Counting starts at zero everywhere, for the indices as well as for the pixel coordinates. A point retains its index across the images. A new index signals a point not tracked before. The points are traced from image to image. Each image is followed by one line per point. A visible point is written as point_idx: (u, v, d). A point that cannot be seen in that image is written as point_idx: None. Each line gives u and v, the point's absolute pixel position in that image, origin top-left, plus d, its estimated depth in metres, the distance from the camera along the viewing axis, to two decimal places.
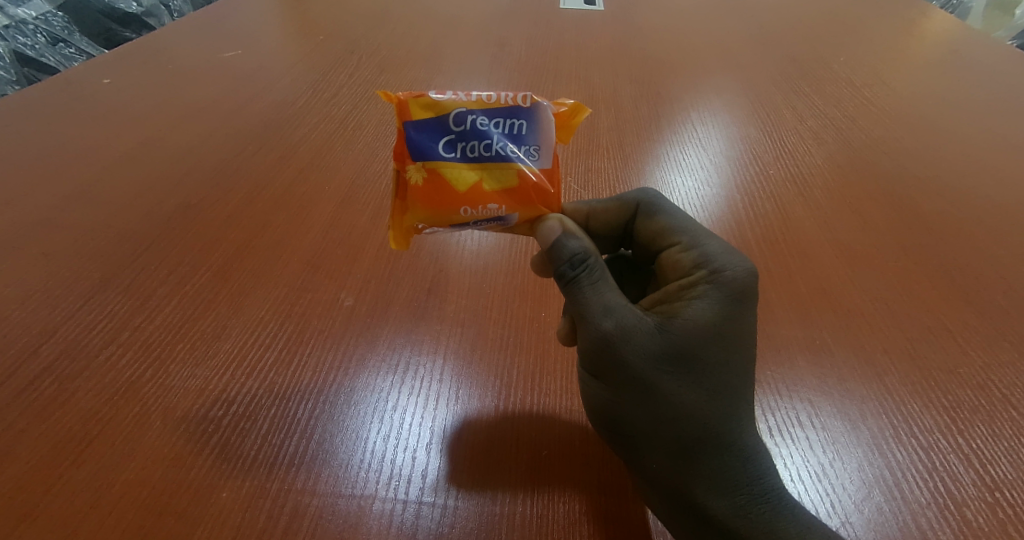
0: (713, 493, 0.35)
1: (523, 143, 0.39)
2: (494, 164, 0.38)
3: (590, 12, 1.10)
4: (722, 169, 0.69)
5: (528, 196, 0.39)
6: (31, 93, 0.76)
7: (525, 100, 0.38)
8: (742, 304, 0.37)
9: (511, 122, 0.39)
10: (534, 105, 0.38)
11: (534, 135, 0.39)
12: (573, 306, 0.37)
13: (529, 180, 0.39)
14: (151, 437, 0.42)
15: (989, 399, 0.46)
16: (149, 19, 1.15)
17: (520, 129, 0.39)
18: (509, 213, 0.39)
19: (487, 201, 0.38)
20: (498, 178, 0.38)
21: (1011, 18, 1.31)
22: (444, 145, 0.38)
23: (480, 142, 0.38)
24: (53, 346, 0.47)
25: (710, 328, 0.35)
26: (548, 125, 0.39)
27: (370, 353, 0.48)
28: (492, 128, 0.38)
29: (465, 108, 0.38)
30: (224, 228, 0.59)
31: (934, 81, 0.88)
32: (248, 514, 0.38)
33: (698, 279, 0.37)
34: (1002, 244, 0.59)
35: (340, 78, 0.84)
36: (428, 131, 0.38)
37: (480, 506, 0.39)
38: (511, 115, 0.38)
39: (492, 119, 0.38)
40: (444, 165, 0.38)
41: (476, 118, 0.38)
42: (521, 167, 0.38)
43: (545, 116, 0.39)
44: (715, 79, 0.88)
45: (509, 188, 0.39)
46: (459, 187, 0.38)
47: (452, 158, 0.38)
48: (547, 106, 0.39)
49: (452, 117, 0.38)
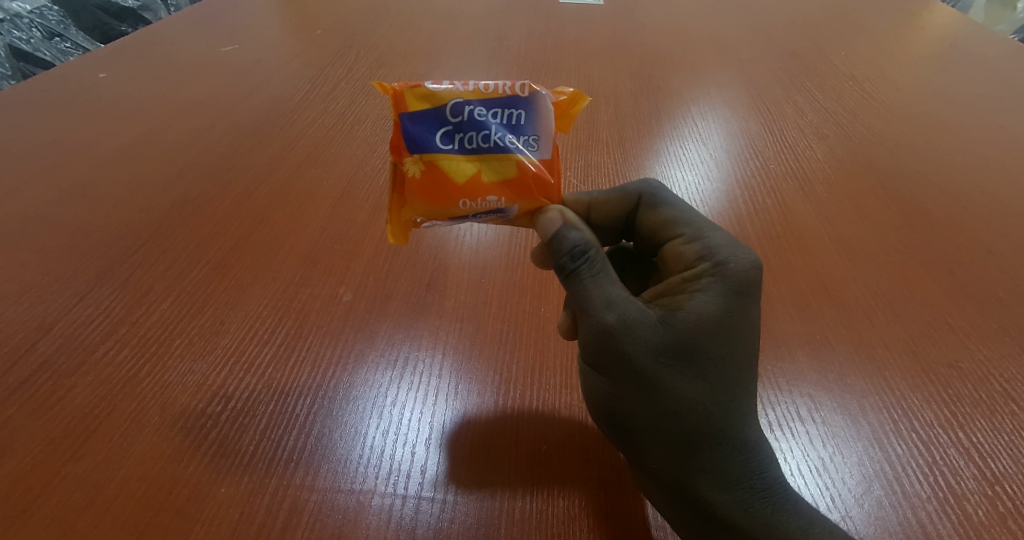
0: (713, 487, 0.35)
1: (522, 133, 0.38)
2: (494, 157, 0.38)
3: (590, 7, 1.09)
4: (722, 164, 0.69)
5: (527, 187, 0.38)
6: (25, 88, 0.75)
7: (523, 89, 0.38)
8: (745, 299, 0.36)
9: (509, 112, 0.38)
10: (533, 94, 0.38)
11: (533, 125, 0.38)
12: (573, 298, 0.37)
13: (528, 171, 0.38)
14: (148, 433, 0.41)
15: (990, 394, 0.46)
16: (144, 14, 1.13)
17: (519, 119, 0.38)
18: (509, 206, 0.39)
19: (486, 194, 0.38)
20: (496, 169, 0.38)
21: (1013, 12, 1.30)
22: (442, 138, 0.38)
23: (478, 133, 0.38)
24: (49, 342, 0.47)
25: (713, 320, 0.35)
26: (547, 115, 0.38)
27: (368, 349, 0.48)
28: (490, 119, 0.38)
29: (461, 99, 0.38)
30: (221, 224, 0.58)
31: (936, 74, 0.87)
32: (247, 509, 0.38)
33: (701, 272, 0.37)
34: (1003, 238, 0.59)
35: (339, 73, 0.84)
36: (425, 123, 0.38)
37: (480, 502, 0.39)
38: (509, 105, 0.38)
39: (490, 109, 0.38)
40: (443, 159, 0.38)
41: (473, 108, 0.38)
42: (519, 158, 0.38)
43: (543, 106, 0.38)
44: (716, 73, 0.88)
45: (508, 180, 0.38)
46: (457, 178, 0.38)
47: (450, 150, 0.38)
48: (546, 95, 0.38)
49: (449, 108, 0.38)
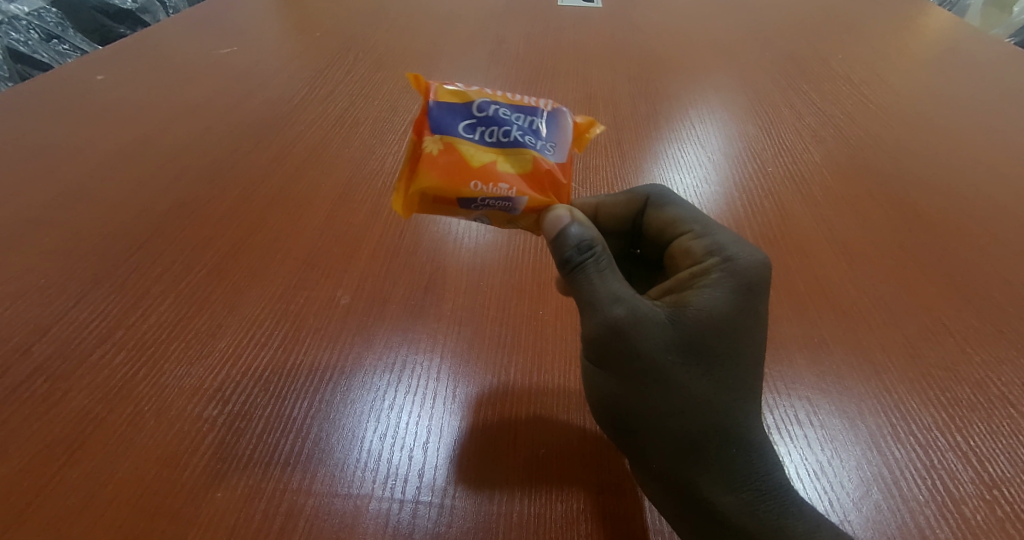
0: (716, 488, 0.35)
1: (540, 137, 0.40)
2: (512, 150, 0.39)
3: (589, 10, 1.09)
4: (721, 167, 0.69)
5: (540, 183, 0.39)
6: (22, 90, 0.75)
7: (547, 106, 0.41)
8: (753, 295, 0.37)
9: (531, 119, 0.40)
10: (554, 111, 0.41)
11: (552, 134, 0.40)
12: (578, 293, 0.36)
13: (543, 167, 0.39)
14: (145, 437, 0.41)
15: (987, 397, 0.46)
16: (143, 15, 1.13)
17: (539, 127, 0.40)
18: (519, 196, 0.38)
19: (499, 180, 0.38)
20: (512, 162, 0.39)
21: (1010, 16, 1.31)
22: (465, 126, 0.39)
23: (499, 128, 0.39)
24: (45, 345, 0.47)
25: (721, 315, 0.36)
26: (566, 129, 0.41)
27: (366, 352, 0.48)
28: (513, 119, 0.39)
29: (489, 99, 0.40)
30: (219, 226, 0.58)
31: (933, 78, 0.87)
32: (243, 513, 0.38)
33: (709, 267, 0.37)
34: (1000, 242, 0.59)
35: (337, 75, 0.84)
36: (451, 112, 0.39)
37: (477, 505, 0.39)
38: (532, 114, 0.40)
39: (513, 112, 0.40)
40: (462, 143, 0.38)
41: (498, 108, 0.39)
42: (536, 155, 0.39)
43: (563, 122, 0.41)
44: (714, 77, 0.88)
45: (522, 173, 0.38)
46: (473, 162, 0.38)
47: (470, 138, 0.38)
48: (567, 112, 0.41)
49: (476, 103, 0.39)
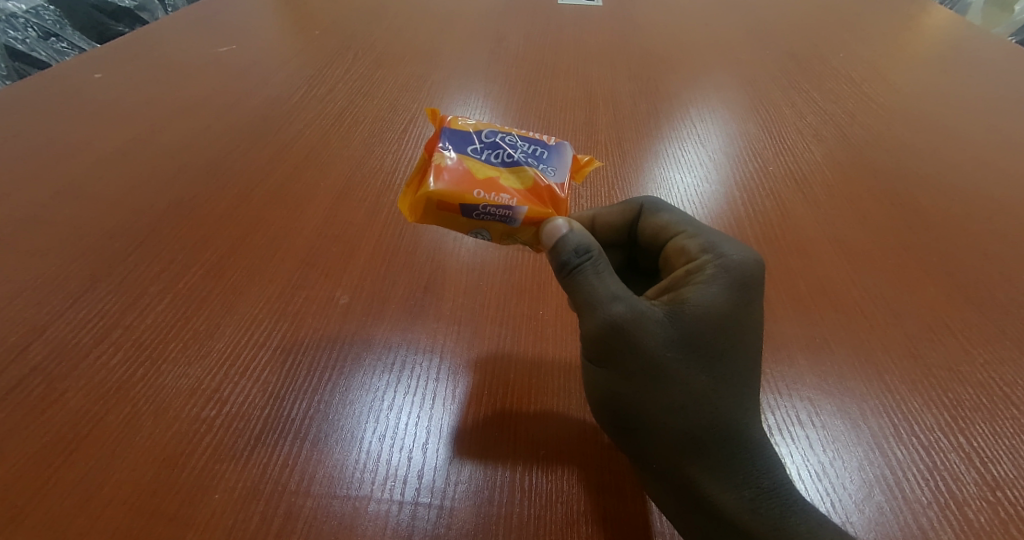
0: (718, 486, 0.35)
1: (543, 162, 0.41)
2: (516, 168, 0.40)
3: (589, 7, 1.09)
4: (721, 166, 0.69)
5: (540, 198, 0.39)
6: (19, 89, 0.75)
7: (551, 139, 0.42)
8: (750, 291, 0.37)
9: (535, 147, 0.41)
10: (558, 144, 0.42)
11: (554, 160, 0.41)
12: (577, 295, 0.36)
13: (544, 184, 0.39)
14: (142, 438, 0.41)
15: (990, 397, 0.46)
16: (141, 13, 1.13)
17: (543, 154, 0.41)
18: (519, 205, 0.38)
19: (501, 190, 0.38)
20: (515, 179, 0.39)
21: (1011, 14, 1.30)
22: (473, 147, 0.40)
23: (505, 150, 0.40)
24: (42, 345, 0.46)
25: (718, 311, 0.35)
26: (567, 157, 0.42)
27: (365, 352, 0.47)
28: (518, 146, 0.41)
29: (497, 129, 0.42)
30: (217, 226, 0.58)
31: (935, 76, 0.87)
32: (240, 515, 0.38)
33: (704, 264, 0.37)
34: (1002, 241, 0.59)
35: (336, 73, 0.84)
36: (460, 135, 0.41)
37: (476, 506, 0.38)
38: (536, 144, 0.42)
39: (518, 140, 0.41)
40: (470, 159, 0.39)
41: (504, 136, 0.41)
42: (538, 174, 0.40)
43: (566, 152, 0.42)
44: (714, 75, 0.87)
45: (523, 187, 0.39)
46: (477, 174, 0.39)
47: (476, 157, 0.40)
48: (570, 147, 0.43)
49: (484, 131, 0.41)
